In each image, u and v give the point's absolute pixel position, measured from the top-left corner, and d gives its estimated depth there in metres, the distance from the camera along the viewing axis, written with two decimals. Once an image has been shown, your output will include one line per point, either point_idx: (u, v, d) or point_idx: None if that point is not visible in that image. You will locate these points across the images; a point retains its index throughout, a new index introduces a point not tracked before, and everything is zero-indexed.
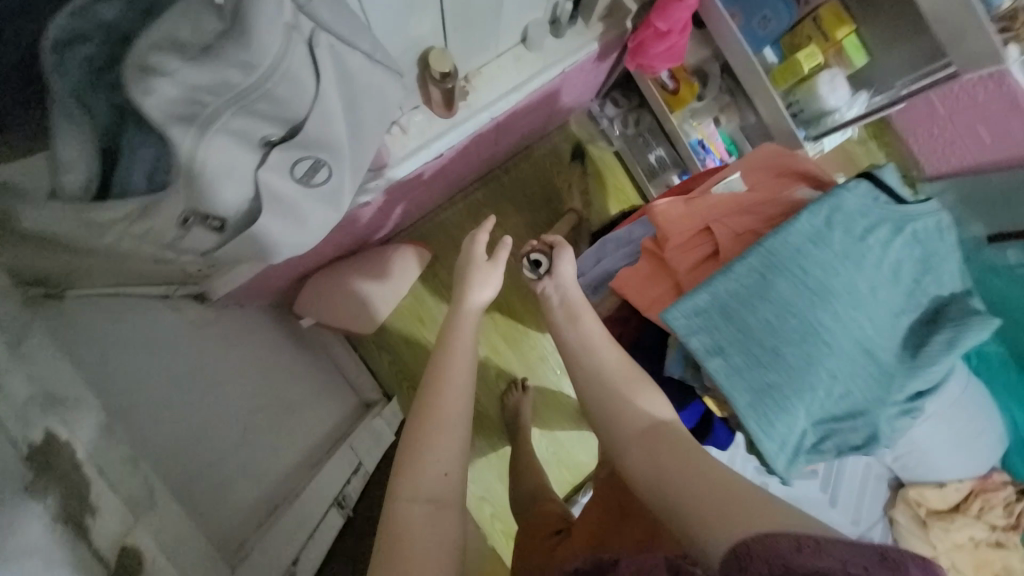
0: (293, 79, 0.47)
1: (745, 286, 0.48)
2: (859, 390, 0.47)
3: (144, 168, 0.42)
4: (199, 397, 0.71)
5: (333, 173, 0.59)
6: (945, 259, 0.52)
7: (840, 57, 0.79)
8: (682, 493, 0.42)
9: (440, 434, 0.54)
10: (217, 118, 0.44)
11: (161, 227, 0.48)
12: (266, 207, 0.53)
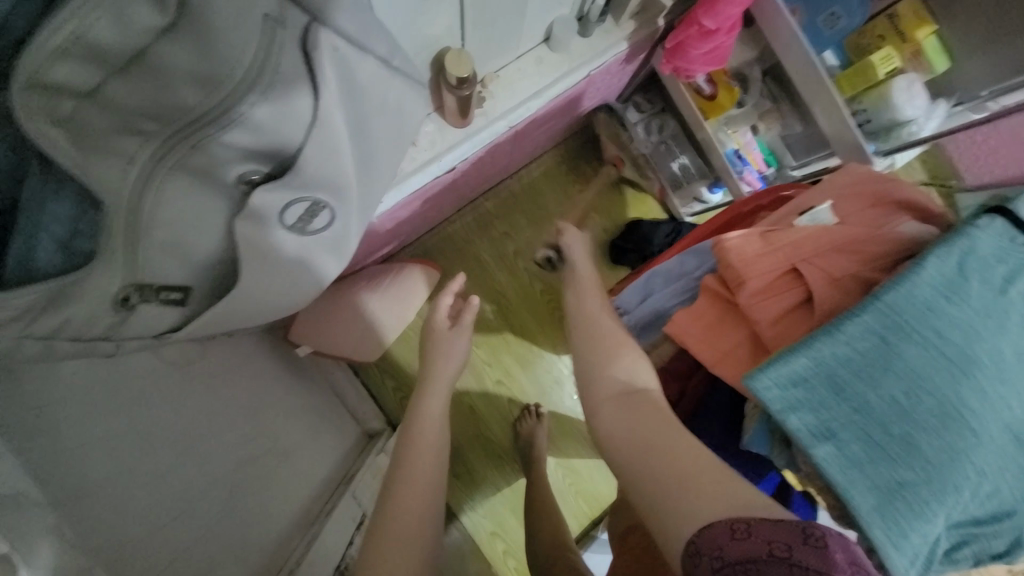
0: (279, 99, 0.44)
1: (860, 351, 0.38)
2: (1005, 486, 0.37)
3: (54, 235, 0.44)
4: (177, 458, 0.60)
5: (336, 215, 0.54)
6: None
7: (917, 60, 0.70)
8: (649, 463, 0.39)
9: (401, 542, 0.51)
10: (168, 152, 0.44)
11: (84, 315, 0.46)
12: (246, 250, 0.50)
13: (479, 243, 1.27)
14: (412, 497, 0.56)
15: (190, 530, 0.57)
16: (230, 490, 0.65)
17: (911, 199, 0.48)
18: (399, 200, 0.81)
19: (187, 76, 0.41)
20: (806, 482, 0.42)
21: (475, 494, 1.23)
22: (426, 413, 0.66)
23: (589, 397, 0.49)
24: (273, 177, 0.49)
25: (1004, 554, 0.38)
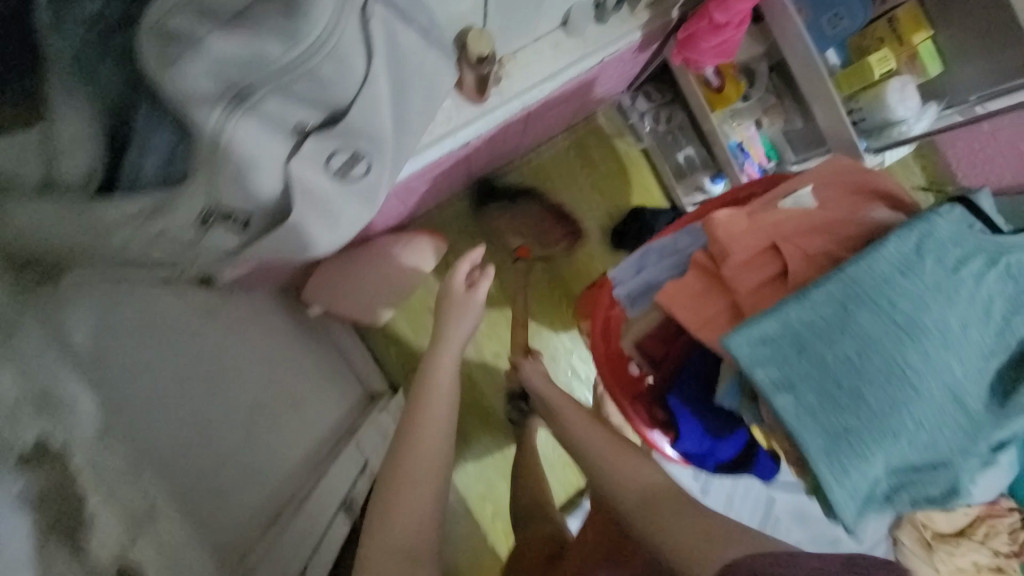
0: (341, 61, 0.46)
1: (823, 316, 0.43)
2: (943, 438, 0.42)
3: (158, 157, 0.43)
4: (203, 389, 0.66)
5: (373, 168, 0.56)
6: None
7: (912, 64, 0.74)
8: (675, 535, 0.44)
9: (412, 486, 0.56)
10: (250, 101, 0.43)
11: (177, 230, 0.45)
12: (298, 203, 0.50)
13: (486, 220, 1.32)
14: (424, 450, 0.60)
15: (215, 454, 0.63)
16: (246, 426, 0.71)
17: (882, 188, 0.53)
18: (416, 169, 0.86)
19: (278, 28, 0.42)
20: (770, 432, 0.48)
21: (468, 459, 1.30)
22: (437, 372, 0.70)
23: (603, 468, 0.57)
24: (325, 128, 0.50)
25: (938, 499, 0.43)
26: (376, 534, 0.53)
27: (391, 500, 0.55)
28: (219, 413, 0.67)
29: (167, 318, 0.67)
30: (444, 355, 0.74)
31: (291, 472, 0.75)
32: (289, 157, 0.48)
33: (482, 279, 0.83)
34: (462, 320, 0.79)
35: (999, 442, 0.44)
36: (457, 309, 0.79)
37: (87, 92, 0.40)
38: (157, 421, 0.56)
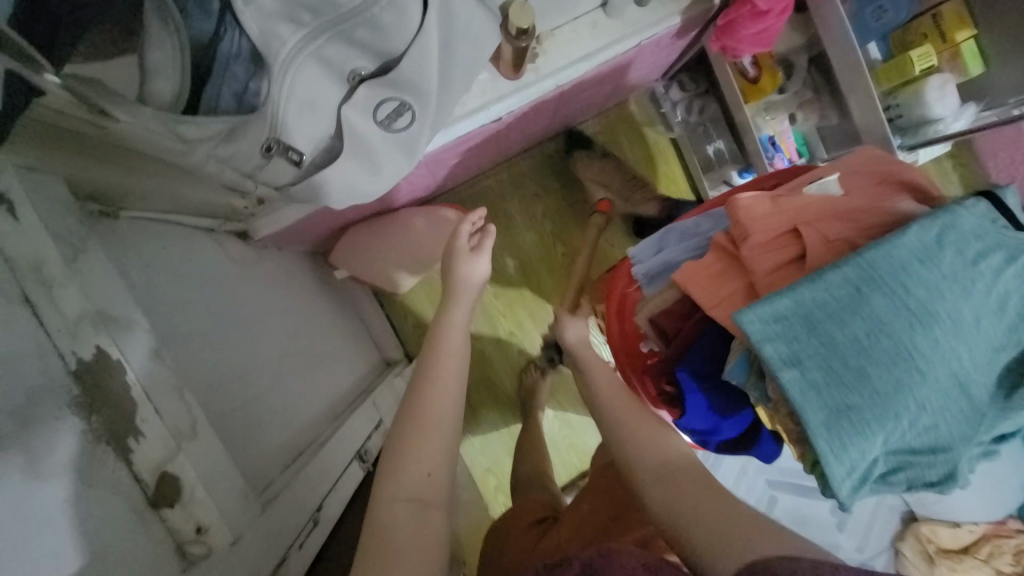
0: (400, 11, 0.50)
1: (835, 297, 0.45)
2: (946, 425, 0.42)
3: (232, 87, 0.47)
4: (237, 331, 0.71)
5: (416, 122, 0.58)
6: None
7: (953, 62, 0.72)
8: (697, 525, 0.46)
9: (424, 435, 0.56)
10: (313, 41, 0.48)
11: (245, 154, 0.50)
12: (346, 147, 0.54)
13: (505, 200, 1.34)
14: (435, 409, 0.58)
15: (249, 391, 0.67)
16: (275, 370, 0.76)
17: (912, 180, 0.53)
18: (447, 141, 0.89)
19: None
20: (774, 410, 0.49)
21: (476, 431, 1.33)
22: (452, 324, 0.71)
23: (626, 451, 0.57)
24: (377, 75, 0.54)
25: (936, 484, 0.43)
26: (389, 473, 0.54)
27: (403, 445, 0.56)
28: (250, 354, 0.71)
29: (206, 264, 0.72)
30: (454, 314, 0.73)
31: (312, 419, 0.79)
32: (341, 103, 0.52)
33: (486, 239, 0.82)
34: (469, 281, 0.78)
35: (1003, 434, 0.45)
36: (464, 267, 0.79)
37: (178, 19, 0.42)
38: (200, 351, 0.61)
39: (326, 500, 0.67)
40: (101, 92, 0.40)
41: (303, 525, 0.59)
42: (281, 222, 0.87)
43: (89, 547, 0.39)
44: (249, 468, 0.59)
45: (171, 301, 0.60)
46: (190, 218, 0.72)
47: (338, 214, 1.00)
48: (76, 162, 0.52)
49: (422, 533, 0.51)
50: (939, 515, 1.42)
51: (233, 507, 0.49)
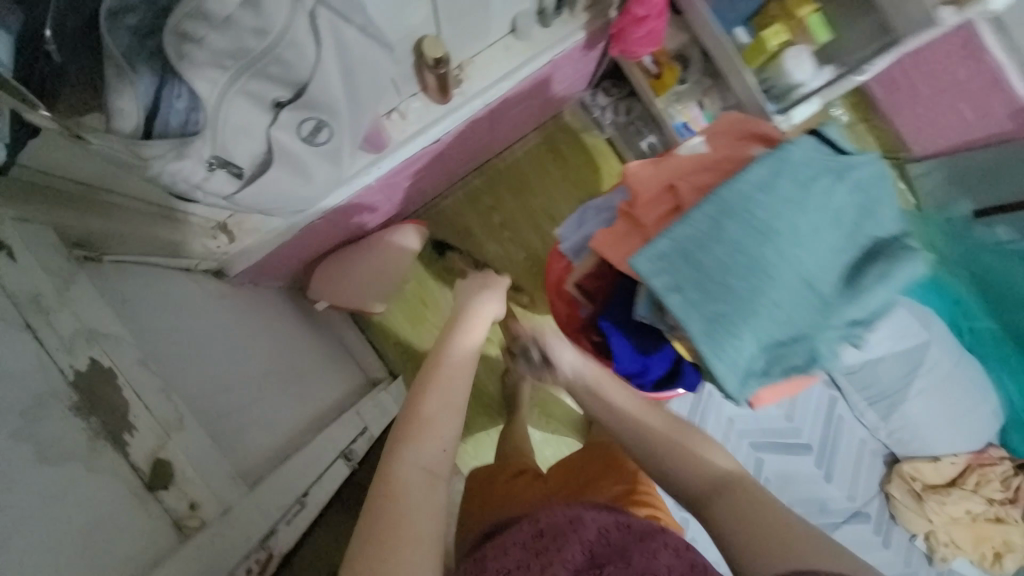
0: (298, 47, 0.51)
1: (702, 230, 0.54)
2: (800, 317, 0.52)
3: (179, 113, 0.47)
4: (220, 354, 0.79)
5: (335, 134, 0.61)
6: (885, 203, 0.56)
7: (805, 34, 0.83)
8: (743, 520, 0.48)
9: (443, 404, 0.55)
10: (236, 80, 0.49)
11: (189, 170, 0.51)
12: (277, 160, 0.58)
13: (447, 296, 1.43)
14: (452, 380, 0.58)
15: (238, 400, 0.76)
16: (260, 384, 0.84)
17: (765, 131, 0.64)
18: (395, 166, 1.02)
19: (250, 23, 0.47)
20: (676, 334, 0.58)
21: (466, 438, 1.40)
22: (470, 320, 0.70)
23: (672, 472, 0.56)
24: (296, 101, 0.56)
25: (805, 368, 0.53)
26: (409, 443, 0.52)
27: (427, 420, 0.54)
28: (234, 371, 0.79)
29: (181, 296, 0.81)
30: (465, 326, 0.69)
31: (297, 428, 0.86)
32: (271, 125, 0.56)
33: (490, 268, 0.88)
34: (487, 298, 0.76)
35: (858, 319, 0.54)
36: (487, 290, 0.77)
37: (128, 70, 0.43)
38: (189, 365, 0.69)
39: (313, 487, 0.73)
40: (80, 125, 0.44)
41: (290, 505, 0.65)
42: (253, 257, 0.96)
43: (89, 521, 0.46)
44: (241, 463, 0.66)
45: (154, 328, 0.68)
46: (166, 259, 0.83)
47: (305, 245, 1.10)
48: (57, 214, 0.63)
49: (431, 500, 0.49)
50: (919, 453, 1.51)
51: (224, 483, 0.57)
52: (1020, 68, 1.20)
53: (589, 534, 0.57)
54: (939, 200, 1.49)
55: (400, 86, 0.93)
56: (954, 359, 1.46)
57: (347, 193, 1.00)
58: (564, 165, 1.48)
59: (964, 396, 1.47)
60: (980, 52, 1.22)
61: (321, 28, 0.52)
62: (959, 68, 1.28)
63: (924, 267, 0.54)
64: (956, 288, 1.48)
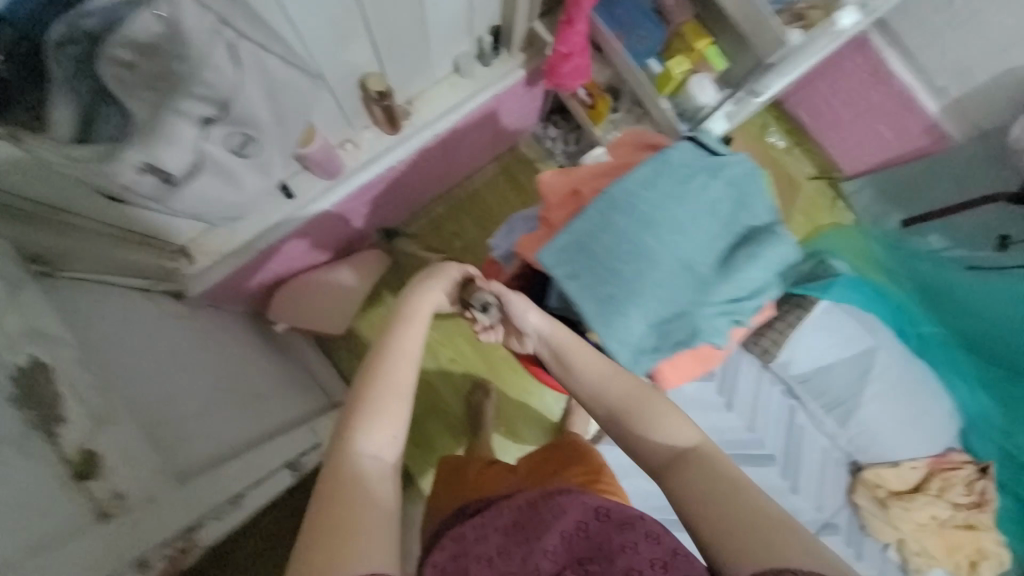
0: (216, 68, 0.58)
1: (595, 225, 0.61)
2: (680, 297, 0.60)
3: (114, 124, 0.55)
4: (168, 367, 0.82)
5: (259, 145, 0.74)
6: (757, 196, 0.64)
7: (705, 63, 0.93)
8: (704, 498, 0.52)
9: (387, 399, 0.60)
10: (165, 100, 0.57)
11: (120, 172, 0.60)
12: (207, 168, 0.68)
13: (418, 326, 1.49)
14: (398, 373, 0.62)
15: (183, 410, 0.78)
16: (208, 397, 0.87)
17: (661, 140, 0.71)
18: (354, 191, 1.11)
19: (174, 50, 0.54)
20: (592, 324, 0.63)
21: (431, 459, 1.41)
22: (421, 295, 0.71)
23: (640, 443, 0.58)
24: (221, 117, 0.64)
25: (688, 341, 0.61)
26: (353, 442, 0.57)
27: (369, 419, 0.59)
28: (181, 383, 0.83)
29: (131, 310, 0.86)
30: (407, 327, 0.65)
31: (247, 437, 0.88)
32: (201, 139, 0.64)
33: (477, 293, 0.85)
34: (437, 293, 0.69)
35: (734, 297, 0.62)
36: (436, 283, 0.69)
37: (64, 87, 0.49)
38: (133, 373, 0.73)
39: (248, 491, 0.74)
40: (29, 129, 0.50)
41: (218, 503, 0.66)
42: (209, 280, 1.03)
43: (9, 503, 0.48)
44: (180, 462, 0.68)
45: (101, 337, 0.72)
46: (122, 279, 0.87)
47: (265, 268, 1.15)
48: (16, 231, 0.68)
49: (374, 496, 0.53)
50: (879, 458, 1.53)
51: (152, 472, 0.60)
52: (924, 89, 1.33)
53: (567, 526, 0.56)
54: (875, 214, 1.60)
55: (350, 118, 1.02)
56: (903, 362, 1.50)
57: (303, 217, 1.07)
58: (521, 192, 1.57)
59: (915, 399, 1.50)
60: (889, 77, 1.35)
61: (243, 54, 0.61)
62: (872, 93, 1.41)
63: (790, 249, 0.63)
64: (900, 295, 1.51)
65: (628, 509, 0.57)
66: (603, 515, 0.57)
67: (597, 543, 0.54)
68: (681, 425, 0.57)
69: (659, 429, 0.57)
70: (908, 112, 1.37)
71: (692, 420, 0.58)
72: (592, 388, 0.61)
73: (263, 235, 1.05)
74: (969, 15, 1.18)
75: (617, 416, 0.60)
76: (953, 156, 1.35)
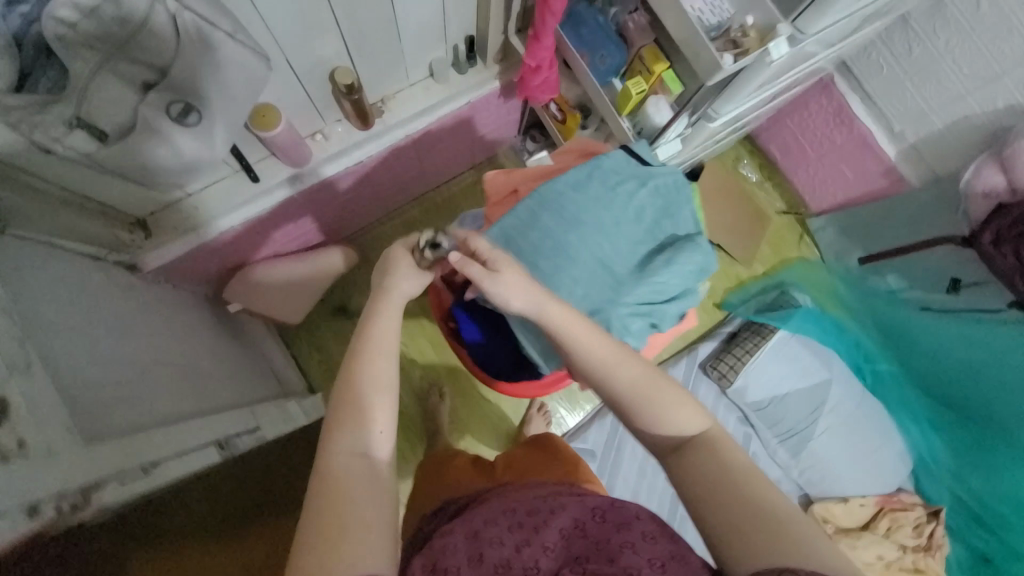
0: (155, 34, 0.59)
1: (523, 219, 0.67)
2: (595, 292, 0.66)
3: (48, 80, 0.58)
4: (104, 333, 0.83)
5: (205, 118, 0.71)
6: (680, 207, 0.72)
7: (663, 86, 0.95)
8: (704, 493, 0.53)
9: (368, 396, 0.59)
10: (105, 61, 0.59)
11: (48, 124, 0.59)
12: (139, 129, 0.66)
13: None
14: (375, 368, 0.61)
15: (112, 376, 0.78)
16: (144, 367, 0.87)
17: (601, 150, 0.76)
18: (322, 182, 1.13)
19: (112, 12, 0.56)
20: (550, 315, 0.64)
21: None
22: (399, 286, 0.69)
23: (646, 438, 0.60)
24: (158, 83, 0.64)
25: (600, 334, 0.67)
26: (343, 439, 0.57)
27: (360, 414, 0.58)
28: (115, 350, 0.83)
29: (75, 272, 0.86)
30: (383, 320, 0.64)
31: (181, 411, 0.88)
32: (139, 103, 0.65)
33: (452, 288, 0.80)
34: (406, 281, 0.68)
35: (648, 298, 0.69)
36: (406, 263, 0.69)
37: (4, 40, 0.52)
38: (62, 333, 0.73)
39: (166, 460, 0.73)
40: None
41: (127, 470, 0.65)
42: (167, 255, 1.05)
43: None
44: (96, 426, 0.67)
45: (33, 292, 0.73)
46: (74, 245, 0.88)
47: (227, 250, 1.17)
48: None
49: (371, 487, 0.54)
50: (827, 493, 1.50)
51: (56, 427, 0.59)
52: (883, 133, 1.39)
53: (565, 524, 0.58)
54: (838, 251, 1.61)
55: (320, 110, 1.06)
56: (857, 400, 1.53)
57: (266, 201, 1.09)
58: None
59: (865, 438, 1.51)
60: (850, 119, 1.41)
61: (184, 25, 0.60)
62: (835, 133, 1.46)
63: (706, 257, 0.70)
64: (856, 331, 1.56)
65: (625, 510, 0.59)
66: (600, 515, 0.59)
67: (593, 541, 0.55)
68: (682, 415, 0.58)
69: (664, 421, 0.58)
70: (866, 152, 1.43)
71: (701, 407, 0.60)
72: (604, 365, 0.60)
73: (226, 215, 1.07)
74: (925, 63, 1.24)
75: (616, 406, 0.60)
76: (910, 198, 1.41)
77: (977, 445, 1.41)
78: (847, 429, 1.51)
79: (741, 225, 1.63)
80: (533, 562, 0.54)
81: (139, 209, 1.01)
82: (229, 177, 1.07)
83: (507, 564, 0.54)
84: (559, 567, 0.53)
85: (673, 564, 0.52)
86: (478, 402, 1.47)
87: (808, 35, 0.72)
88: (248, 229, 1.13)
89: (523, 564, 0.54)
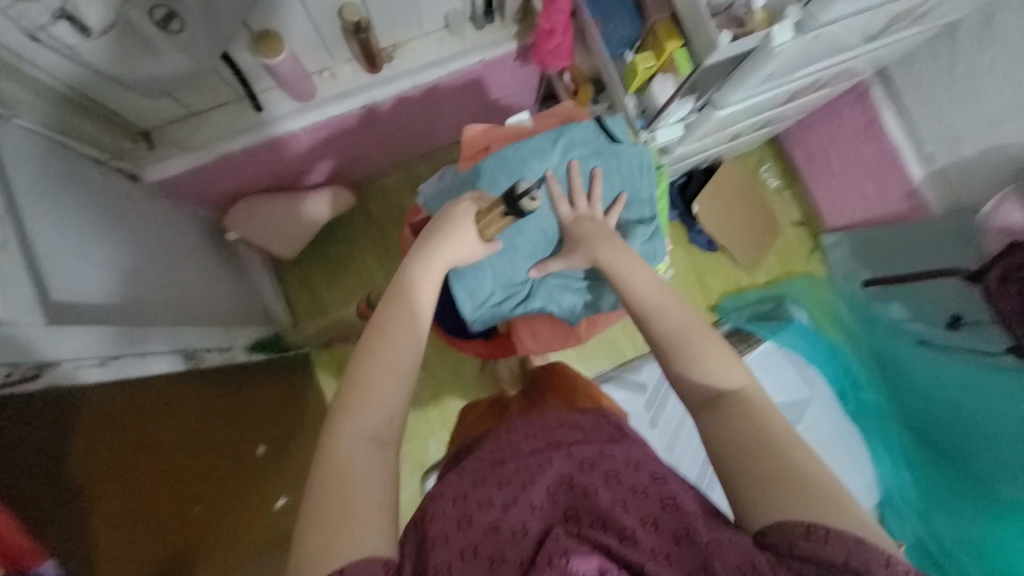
0: None
1: (483, 180, 0.85)
2: (523, 261, 0.87)
3: None
4: (93, 231, 0.87)
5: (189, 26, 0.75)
6: (638, 187, 0.90)
7: (672, 64, 0.89)
8: (744, 450, 0.54)
9: (381, 380, 0.59)
10: None
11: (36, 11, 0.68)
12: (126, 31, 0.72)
13: (373, 275, 1.49)
14: (391, 347, 0.61)
15: (94, 271, 0.83)
16: (128, 269, 0.91)
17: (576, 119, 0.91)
18: (321, 120, 1.13)
19: None
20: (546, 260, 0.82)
21: None
22: (432, 267, 0.70)
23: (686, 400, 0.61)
24: None
25: (525, 301, 0.93)
26: (347, 421, 0.56)
27: (364, 389, 0.58)
28: (103, 247, 0.88)
29: (75, 169, 0.91)
30: (398, 303, 0.65)
31: (159, 316, 0.92)
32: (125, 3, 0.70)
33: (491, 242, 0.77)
34: (459, 246, 0.73)
35: (567, 276, 0.93)
36: (466, 232, 0.73)
37: None
38: (48, 219, 0.77)
39: (125, 357, 0.77)
40: None
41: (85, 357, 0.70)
42: (169, 171, 1.08)
43: None
44: (64, 311, 0.71)
45: (24, 177, 0.77)
46: (79, 144, 0.93)
47: (229, 175, 1.20)
48: None
49: (379, 463, 0.55)
50: None
51: (23, 302, 0.63)
52: (913, 154, 1.31)
53: (551, 482, 0.56)
54: (846, 272, 1.56)
55: (329, 47, 1.06)
56: (833, 425, 1.50)
57: (268, 131, 1.11)
58: None
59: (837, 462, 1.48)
60: (882, 134, 1.33)
61: None
62: (863, 147, 1.39)
63: (643, 233, 0.90)
64: (850, 356, 1.53)
65: (613, 462, 0.58)
66: (587, 467, 0.57)
67: (581, 494, 0.54)
68: (720, 367, 0.60)
69: (709, 373, 0.60)
70: (892, 171, 1.36)
71: (741, 361, 0.61)
72: (654, 307, 0.66)
73: (227, 139, 1.09)
74: (968, 83, 1.17)
75: (659, 338, 0.64)
76: (929, 225, 1.33)
77: (947, 485, 1.34)
78: (837, 453, 1.48)
79: (751, 230, 1.57)
80: (521, 525, 0.51)
81: (144, 121, 1.05)
82: (237, 104, 1.09)
83: (496, 527, 0.52)
84: (549, 526, 0.52)
85: (665, 516, 0.52)
86: (455, 364, 1.49)
87: (817, 24, 0.71)
88: (247, 158, 1.15)
89: (511, 528, 0.51)
